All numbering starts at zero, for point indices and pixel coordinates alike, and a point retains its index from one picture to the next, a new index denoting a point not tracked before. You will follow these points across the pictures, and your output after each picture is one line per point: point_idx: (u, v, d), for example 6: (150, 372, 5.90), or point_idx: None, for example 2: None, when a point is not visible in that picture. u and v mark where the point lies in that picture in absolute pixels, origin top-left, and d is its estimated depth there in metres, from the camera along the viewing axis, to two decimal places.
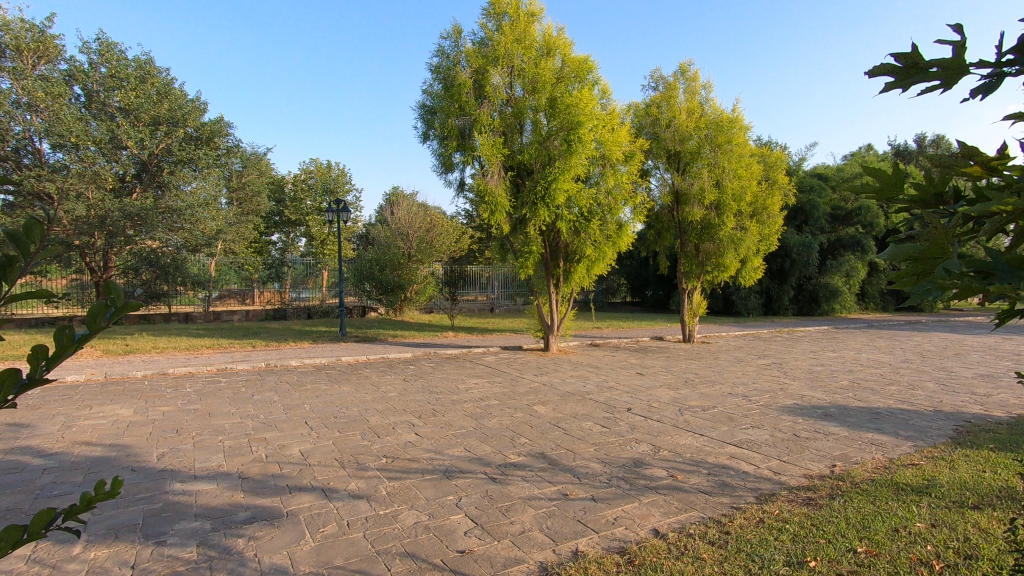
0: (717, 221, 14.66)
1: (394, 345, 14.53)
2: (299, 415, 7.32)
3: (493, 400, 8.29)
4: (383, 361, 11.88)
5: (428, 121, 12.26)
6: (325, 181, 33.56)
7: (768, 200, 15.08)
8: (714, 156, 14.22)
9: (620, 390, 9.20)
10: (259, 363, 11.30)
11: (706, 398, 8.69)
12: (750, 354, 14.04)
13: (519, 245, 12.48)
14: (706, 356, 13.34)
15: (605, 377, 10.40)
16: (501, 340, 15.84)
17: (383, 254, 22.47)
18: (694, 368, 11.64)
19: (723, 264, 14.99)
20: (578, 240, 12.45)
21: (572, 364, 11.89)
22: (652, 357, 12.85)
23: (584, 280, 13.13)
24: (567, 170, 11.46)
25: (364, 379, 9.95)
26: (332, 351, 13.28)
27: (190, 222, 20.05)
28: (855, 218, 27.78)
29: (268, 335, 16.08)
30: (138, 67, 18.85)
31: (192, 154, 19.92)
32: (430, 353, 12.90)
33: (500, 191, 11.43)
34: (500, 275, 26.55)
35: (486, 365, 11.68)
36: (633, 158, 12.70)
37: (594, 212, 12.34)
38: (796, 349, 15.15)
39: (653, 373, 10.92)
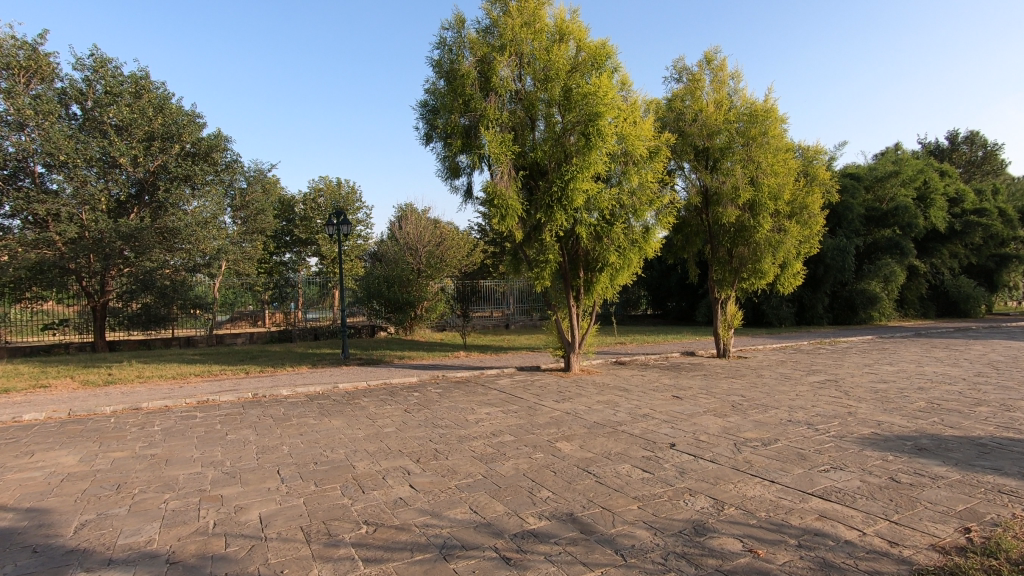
0: (753, 224, 13.27)
1: (400, 368, 13.30)
2: (272, 461, 6.06)
3: (507, 436, 6.94)
4: (385, 388, 10.62)
5: (430, 120, 11.13)
6: (335, 198, 32.74)
7: (809, 198, 13.59)
8: (749, 152, 12.86)
9: (657, 418, 7.80)
10: (246, 393, 10.13)
11: (762, 428, 7.23)
12: (797, 370, 12.48)
13: (534, 255, 11.23)
14: (748, 373, 11.82)
15: (636, 401, 8.98)
16: (517, 359, 14.55)
17: (392, 270, 21.31)
18: (737, 388, 10.15)
19: (760, 269, 13.60)
20: (600, 247, 11.12)
21: (597, 386, 10.51)
22: (688, 377, 11.40)
23: (607, 291, 11.77)
24: (586, 168, 10.24)
25: (360, 410, 8.70)
26: (331, 377, 12.08)
27: (190, 241, 19.23)
28: (891, 219, 26.14)
29: (267, 360, 14.96)
30: (131, 82, 18.20)
31: (189, 172, 18.84)
32: (438, 377, 11.61)
33: (511, 193, 10.20)
34: (515, 289, 25.32)
35: (500, 389, 10.34)
36: (658, 154, 11.39)
37: (617, 215, 11.03)
38: (847, 363, 13.55)
39: (692, 396, 9.46)
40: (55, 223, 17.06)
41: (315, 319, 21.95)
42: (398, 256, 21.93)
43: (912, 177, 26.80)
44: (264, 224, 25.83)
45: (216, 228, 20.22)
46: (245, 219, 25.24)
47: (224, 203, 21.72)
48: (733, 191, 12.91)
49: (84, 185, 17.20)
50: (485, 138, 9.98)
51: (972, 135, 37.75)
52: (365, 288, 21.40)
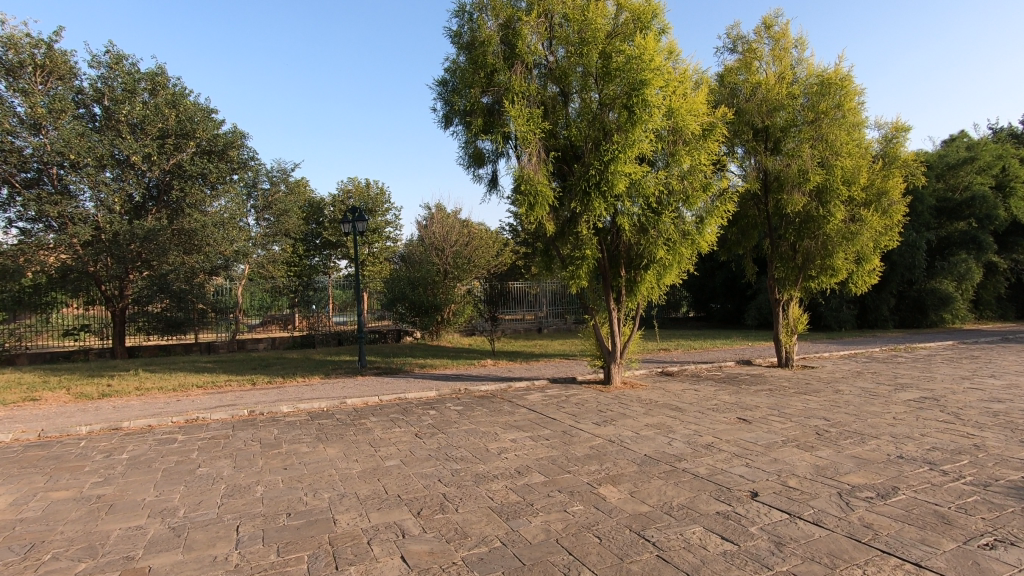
0: (823, 213, 11.45)
1: (420, 379, 12.01)
2: (236, 511, 4.76)
3: (536, 477, 5.47)
4: (398, 405, 9.29)
5: (448, 98, 9.78)
6: (364, 199, 31.90)
7: (888, 183, 11.69)
8: (819, 129, 11.06)
9: (726, 452, 6.18)
10: (242, 410, 8.95)
11: (869, 469, 5.54)
12: (881, 383, 10.58)
13: (568, 252, 9.74)
14: (823, 389, 10.02)
15: (695, 426, 7.38)
16: (550, 369, 13.08)
17: (417, 271, 20.16)
18: (816, 409, 8.40)
19: (831, 266, 11.79)
20: (645, 240, 9.48)
21: (644, 404, 8.93)
22: (751, 393, 9.68)
23: (652, 292, 10.17)
24: (629, 147, 8.72)
25: (362, 434, 7.37)
26: (343, 390, 10.85)
27: (208, 242, 18.45)
28: (967, 210, 23.61)
29: (280, 369, 13.89)
30: (147, 78, 17.51)
31: (205, 170, 18.03)
32: (460, 391, 10.23)
33: (540, 177, 8.71)
34: (549, 291, 23.85)
35: (529, 407, 8.88)
36: (713, 131, 9.75)
37: (666, 202, 9.42)
38: (937, 374, 11.54)
39: (763, 418, 7.80)
40: (71, 225, 16.49)
41: (341, 323, 21.36)
42: (423, 257, 20.83)
43: (990, 164, 24.06)
44: (290, 225, 25.04)
45: (236, 229, 19.44)
46: (269, 221, 24.54)
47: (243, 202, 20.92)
48: (800, 174, 11.13)
49: (97, 185, 16.51)
50: (510, 112, 8.55)
51: None
52: (389, 291, 20.18)
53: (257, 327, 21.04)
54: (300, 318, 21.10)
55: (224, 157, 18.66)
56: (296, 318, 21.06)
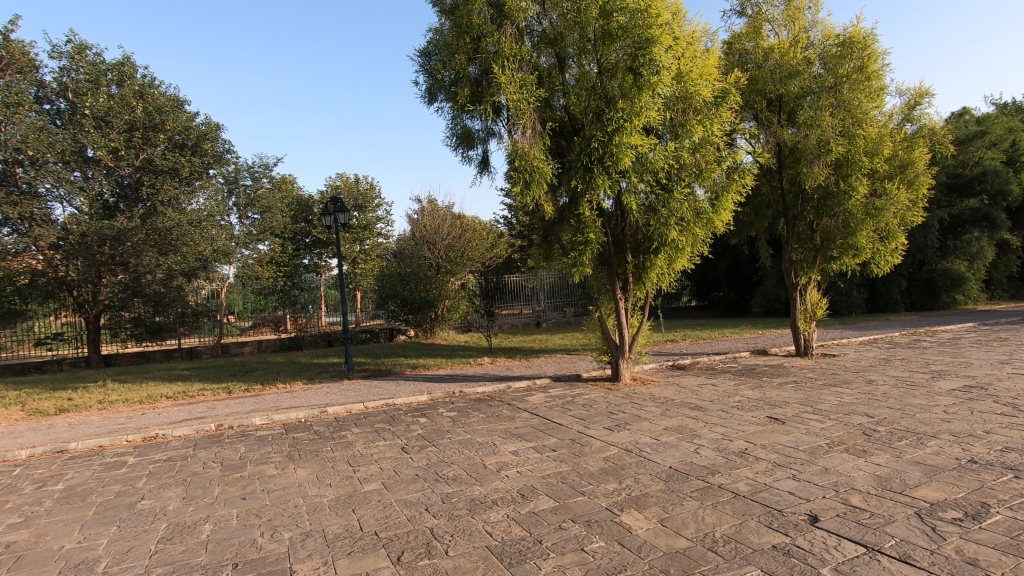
0: (844, 188, 10.56)
1: (411, 382, 11.05)
2: (170, 564, 3.79)
3: (545, 502, 4.52)
4: (385, 413, 8.33)
5: (431, 70, 8.79)
6: (354, 195, 30.72)
7: (913, 153, 10.75)
8: (838, 95, 10.12)
9: (766, 461, 5.25)
10: (209, 423, 7.97)
11: (942, 479, 4.62)
12: (915, 371, 9.68)
13: (569, 237, 8.77)
14: (853, 380, 9.11)
15: (721, 430, 6.45)
16: (552, 366, 12.14)
17: (408, 266, 19.18)
18: (853, 403, 7.49)
19: (854, 245, 10.87)
20: (655, 221, 8.50)
21: (659, 404, 8.00)
22: (776, 387, 8.78)
23: (663, 279, 9.23)
24: (635, 115, 7.76)
25: (340, 450, 6.42)
26: (326, 397, 9.88)
27: (185, 241, 17.36)
28: (978, 185, 22.76)
29: (262, 374, 12.90)
30: (114, 69, 16.43)
31: (178, 164, 16.90)
32: (455, 395, 9.28)
33: (537, 152, 7.73)
34: (546, 283, 22.89)
35: (530, 411, 7.95)
36: (726, 98, 8.80)
37: (677, 177, 8.43)
38: (971, 359, 10.66)
39: (798, 417, 6.87)
40: (35, 227, 15.36)
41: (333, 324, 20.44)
42: (414, 251, 19.84)
43: (1001, 138, 23.21)
44: (275, 222, 24.10)
45: (215, 227, 18.38)
46: (253, 218, 23.52)
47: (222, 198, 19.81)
48: (819, 146, 10.21)
49: (59, 182, 15.32)
50: (501, 79, 7.56)
51: None
52: (380, 288, 19.20)
53: (250, 329, 20.07)
54: (289, 319, 20.12)
55: (197, 151, 17.58)
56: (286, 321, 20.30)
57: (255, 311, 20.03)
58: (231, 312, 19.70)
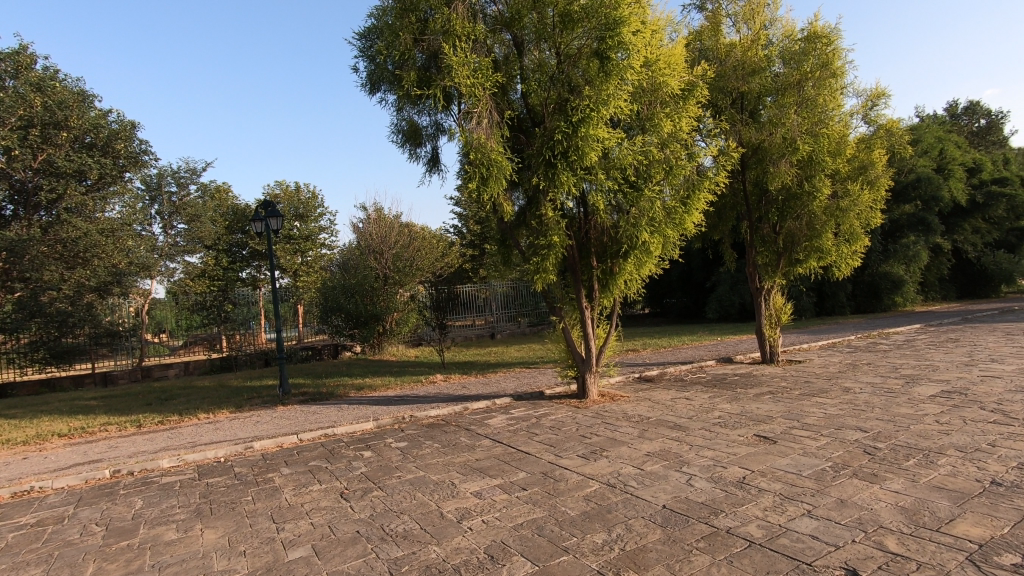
0: (808, 188, 10.30)
1: (355, 406, 9.85)
2: None
3: (521, 567, 3.58)
4: (323, 446, 7.16)
5: (372, 54, 7.79)
6: (295, 204, 28.70)
7: (873, 154, 10.59)
8: (801, 93, 9.83)
9: (773, 494, 4.51)
10: (103, 469, 6.56)
11: (978, 509, 3.99)
12: (888, 376, 9.36)
13: (531, 240, 7.92)
14: (829, 388, 8.67)
15: (710, 453, 5.70)
16: (511, 382, 11.21)
17: (352, 277, 17.87)
18: (841, 415, 6.94)
19: (819, 247, 10.57)
20: (623, 222, 7.79)
21: (634, 423, 7.23)
22: (754, 399, 8.20)
23: (631, 285, 8.52)
24: (602, 104, 7.08)
25: (264, 500, 5.25)
26: (254, 428, 8.56)
27: (95, 254, 15.49)
28: (913, 192, 23.73)
29: (182, 402, 11.33)
30: (7, 59, 14.23)
31: (84, 166, 14.89)
32: (405, 421, 8.21)
33: (494, 144, 6.87)
34: (500, 293, 21.99)
35: (492, 438, 6.98)
36: (693, 91, 8.29)
37: (646, 174, 7.76)
38: (934, 362, 10.51)
39: (788, 435, 6.23)
40: None
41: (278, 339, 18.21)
42: (359, 262, 18.54)
43: (930, 146, 24.66)
44: (205, 231, 22.37)
45: (132, 237, 16.65)
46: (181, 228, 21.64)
47: (137, 205, 17.83)
48: (783, 144, 9.88)
49: None
50: (452, 61, 6.67)
51: (971, 106, 35.30)
52: (323, 301, 17.82)
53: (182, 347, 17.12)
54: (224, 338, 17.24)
55: (107, 153, 15.64)
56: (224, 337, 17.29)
57: (193, 328, 16.98)
58: (162, 331, 16.79)
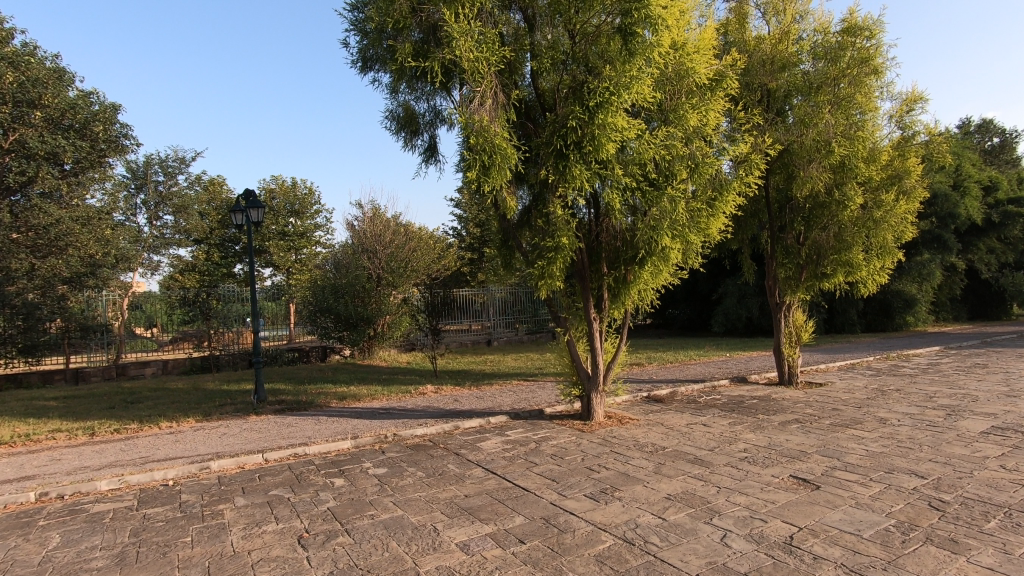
0: (838, 196, 9.47)
1: (334, 419, 8.92)
2: None
3: None
4: (289, 469, 6.23)
5: (364, 26, 6.96)
6: (291, 199, 27.66)
7: (909, 161, 9.76)
8: (835, 91, 9.04)
9: (835, 566, 3.60)
10: (28, 491, 5.60)
11: None
12: (924, 406, 8.48)
13: (536, 241, 7.03)
14: (862, 417, 7.77)
15: (743, 500, 4.80)
16: (508, 396, 10.30)
17: (344, 277, 16.98)
18: (887, 454, 6.03)
19: (848, 261, 9.69)
20: (641, 223, 6.90)
21: (648, 454, 6.31)
22: (780, 428, 7.30)
23: (645, 295, 7.62)
24: (623, 88, 6.24)
25: (204, 544, 4.31)
26: (217, 443, 7.61)
27: (67, 243, 14.60)
28: (929, 208, 22.96)
29: (148, 407, 10.36)
30: None
31: (59, 149, 13.78)
32: (386, 441, 7.27)
33: (498, 128, 6.02)
34: (499, 298, 21.09)
35: (485, 467, 6.05)
36: (722, 82, 7.46)
37: (668, 171, 6.88)
38: (970, 390, 9.62)
39: (831, 478, 5.32)
40: None
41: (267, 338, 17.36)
42: (350, 261, 17.62)
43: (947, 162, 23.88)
44: (192, 224, 21.98)
45: (107, 226, 15.90)
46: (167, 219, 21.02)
47: (110, 190, 16.94)
48: (814, 146, 9.07)
49: None
50: (454, 31, 5.82)
51: (984, 124, 34.63)
52: (311, 301, 17.00)
53: (166, 343, 16.50)
54: (208, 338, 16.03)
55: (84, 135, 14.47)
56: (213, 335, 16.11)
57: (181, 323, 16.07)
58: (152, 325, 16.76)
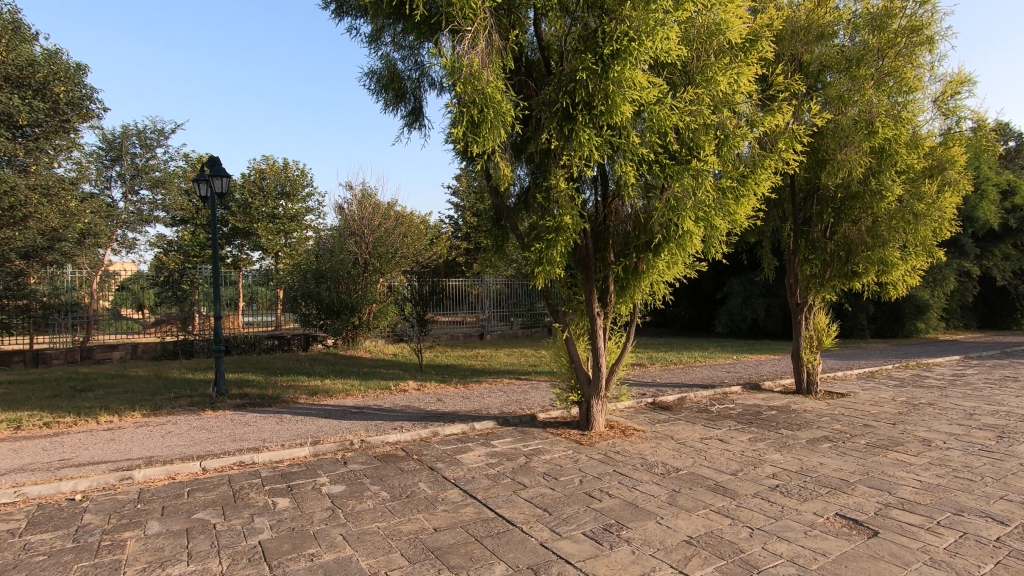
0: (874, 185, 8.46)
1: (298, 418, 7.87)
2: None
3: None
4: (228, 483, 5.17)
5: None
6: (282, 180, 26.35)
7: (954, 149, 8.73)
8: (875, 66, 8.06)
9: None
10: None
11: None
12: (968, 425, 7.47)
13: (534, 222, 6.01)
14: (902, 437, 6.76)
15: (785, 551, 3.77)
16: (497, 397, 9.29)
17: (328, 262, 15.93)
18: (948, 487, 5.00)
19: (881, 259, 8.68)
20: (658, 203, 5.84)
21: (659, 477, 5.28)
22: (810, 448, 6.29)
23: (657, 289, 6.58)
24: (646, 35, 5.18)
25: None
26: (156, 444, 6.56)
27: (24, 213, 13.19)
28: None
29: (96, 397, 9.30)
30: None
31: (14, 110, 12.47)
32: (350, 450, 6.20)
33: (492, 78, 5.00)
34: (494, 290, 20.05)
35: (462, 488, 5.01)
36: (759, 41, 6.39)
37: (693, 143, 5.83)
38: (1012, 407, 8.63)
39: (889, 520, 4.29)
40: None
41: (252, 324, 16.34)
42: (336, 245, 16.54)
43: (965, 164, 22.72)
44: (176, 201, 20.38)
45: (71, 197, 14.58)
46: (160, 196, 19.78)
47: (76, 161, 15.46)
48: (848, 126, 8.13)
49: None
50: None
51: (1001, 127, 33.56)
52: (292, 286, 15.99)
53: (152, 324, 14.93)
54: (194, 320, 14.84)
55: (43, 96, 13.21)
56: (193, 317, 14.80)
57: (161, 305, 14.77)
58: (142, 306, 15.03)
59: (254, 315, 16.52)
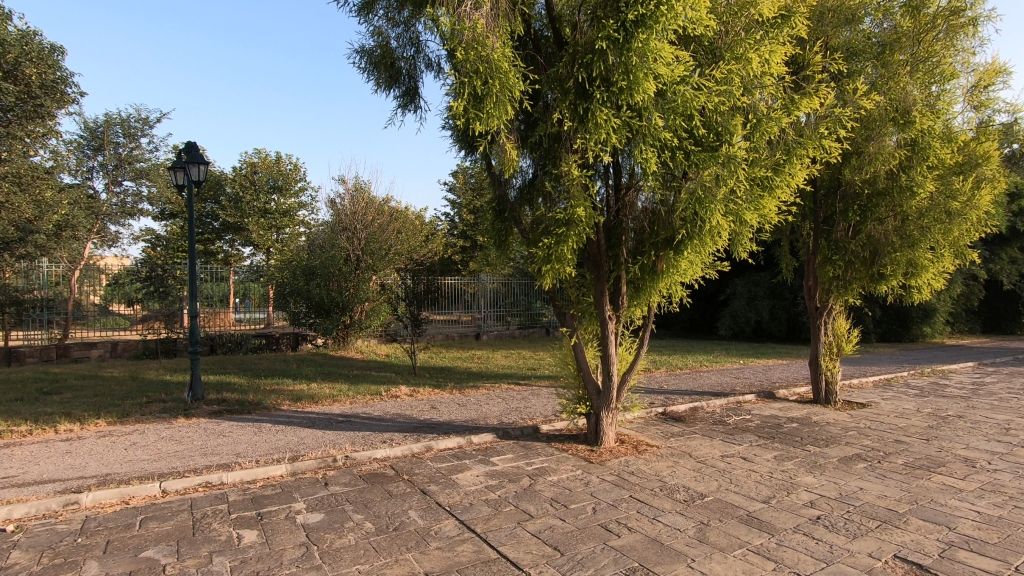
0: (904, 181, 7.85)
1: (278, 428, 7.18)
2: None
3: None
4: (189, 510, 4.49)
5: None
6: (274, 174, 25.55)
7: (989, 144, 8.13)
8: (909, 52, 7.49)
9: None
10: None
11: None
12: (1008, 441, 6.87)
13: (542, 214, 5.36)
14: (942, 457, 6.15)
15: None
16: (495, 404, 8.64)
17: (319, 258, 15.22)
18: (1014, 521, 4.38)
19: (911, 260, 8.06)
20: (682, 194, 5.19)
21: (683, 505, 4.63)
22: (845, 469, 5.66)
23: (675, 291, 5.93)
24: None
25: None
26: (115, 459, 5.86)
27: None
28: None
29: (61, 401, 8.57)
30: None
31: None
32: (332, 468, 5.52)
33: (497, 46, 4.37)
34: (491, 289, 19.38)
35: (459, 518, 4.35)
36: (793, 17, 5.75)
37: (722, 126, 5.18)
38: None
39: (959, 566, 3.66)
40: None
41: (242, 322, 15.62)
42: (327, 241, 15.83)
43: None
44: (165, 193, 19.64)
45: (47, 187, 13.82)
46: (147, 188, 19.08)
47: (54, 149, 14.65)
48: (878, 116, 7.56)
49: None
50: None
51: None
52: (282, 283, 15.21)
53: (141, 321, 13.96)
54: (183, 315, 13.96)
55: (15, 78, 12.38)
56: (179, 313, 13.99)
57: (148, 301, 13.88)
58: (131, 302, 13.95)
59: (246, 312, 15.75)
